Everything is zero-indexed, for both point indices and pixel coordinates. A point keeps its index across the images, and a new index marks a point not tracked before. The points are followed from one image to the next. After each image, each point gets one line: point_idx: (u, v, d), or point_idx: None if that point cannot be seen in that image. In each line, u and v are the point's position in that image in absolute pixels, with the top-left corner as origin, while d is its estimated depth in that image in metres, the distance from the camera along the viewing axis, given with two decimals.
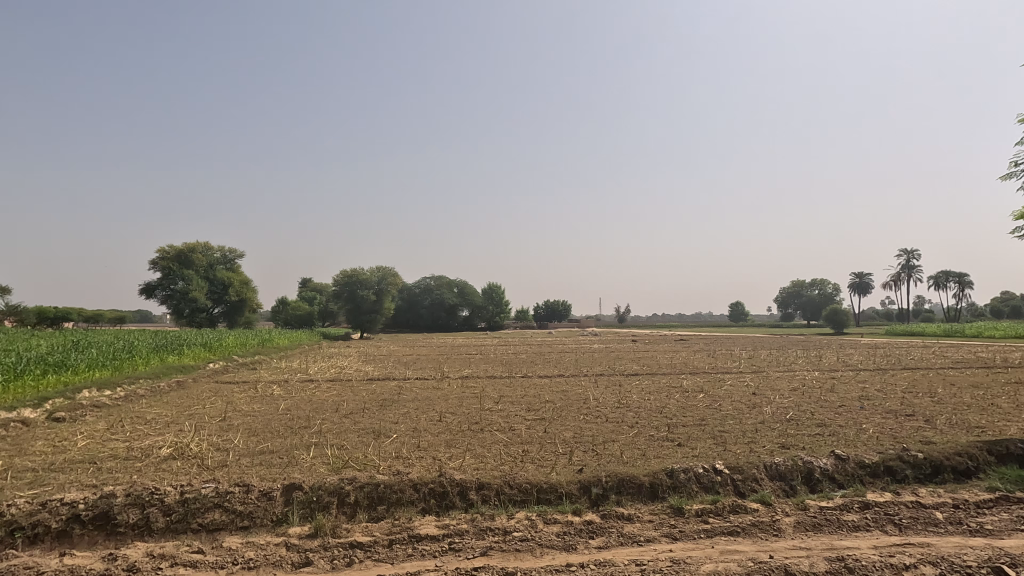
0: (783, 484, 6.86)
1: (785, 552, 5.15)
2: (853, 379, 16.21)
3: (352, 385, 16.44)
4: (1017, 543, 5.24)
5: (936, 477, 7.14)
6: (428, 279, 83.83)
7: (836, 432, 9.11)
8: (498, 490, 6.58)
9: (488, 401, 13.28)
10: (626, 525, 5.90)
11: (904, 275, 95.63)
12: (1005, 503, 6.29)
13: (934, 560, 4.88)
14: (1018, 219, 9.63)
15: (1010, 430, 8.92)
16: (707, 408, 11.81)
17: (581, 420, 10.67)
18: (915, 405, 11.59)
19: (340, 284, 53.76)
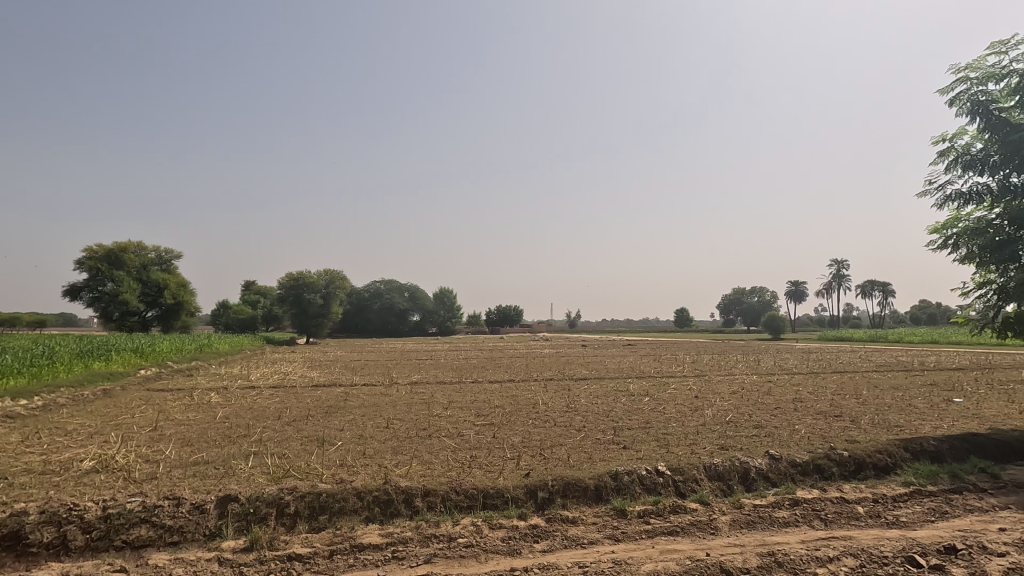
0: (720, 484, 7.13)
1: (720, 550, 5.34)
2: (788, 382, 17.10)
3: (295, 392, 15.91)
4: (929, 533, 5.65)
5: (860, 474, 7.60)
6: (378, 283, 82.47)
7: (771, 433, 9.56)
8: (444, 496, 6.53)
9: (437, 407, 13.17)
10: (571, 528, 5.99)
11: (836, 284, 101.80)
12: (918, 497, 6.78)
13: (855, 552, 5.19)
14: (933, 233, 10.40)
15: (925, 429, 9.61)
16: (652, 411, 12.16)
17: (530, 425, 10.74)
18: (843, 407, 12.33)
19: (284, 287, 51.74)
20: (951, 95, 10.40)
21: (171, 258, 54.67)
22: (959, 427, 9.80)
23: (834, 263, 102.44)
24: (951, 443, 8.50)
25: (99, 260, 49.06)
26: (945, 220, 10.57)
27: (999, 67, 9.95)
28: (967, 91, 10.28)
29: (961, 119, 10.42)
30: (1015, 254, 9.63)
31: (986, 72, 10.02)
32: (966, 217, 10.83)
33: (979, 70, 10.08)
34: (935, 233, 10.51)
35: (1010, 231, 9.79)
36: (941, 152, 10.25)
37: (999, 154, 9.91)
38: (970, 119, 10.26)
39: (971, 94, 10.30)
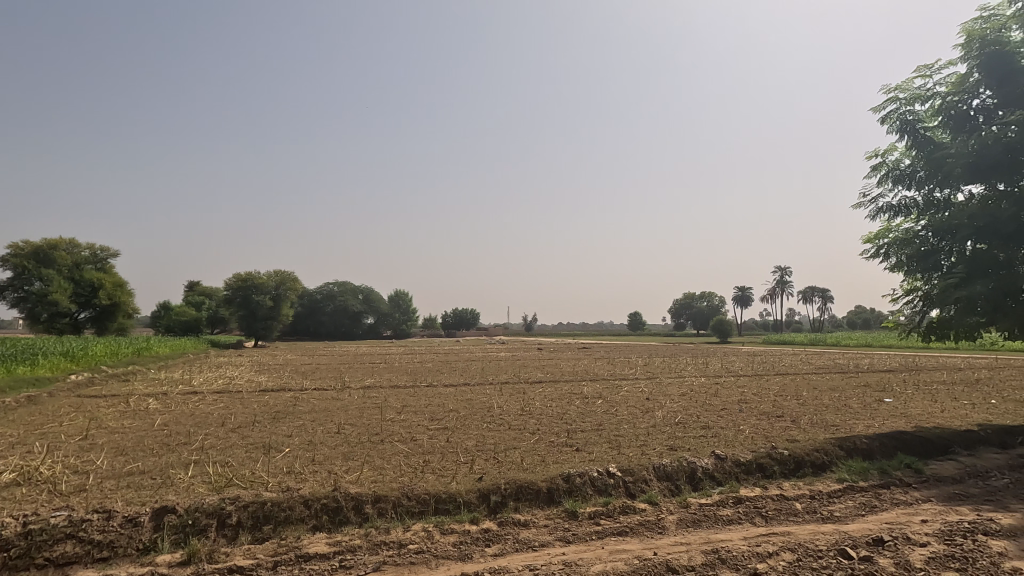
0: (669, 484, 7.31)
1: (667, 549, 5.48)
2: (734, 384, 17.77)
3: (241, 397, 15.30)
4: (859, 527, 5.98)
5: (799, 471, 7.96)
6: (331, 284, 80.52)
7: (717, 433, 9.89)
8: (396, 502, 6.43)
9: (391, 411, 12.96)
10: (522, 531, 6.01)
11: (780, 290, 106.31)
12: (850, 492, 7.16)
13: (793, 547, 5.43)
14: (867, 242, 11.04)
15: (858, 428, 10.18)
16: (605, 413, 12.36)
17: (484, 429, 10.73)
18: (784, 407, 12.91)
19: (232, 288, 49.69)
20: (883, 113, 11.08)
21: (107, 256, 51.66)
22: (889, 425, 10.42)
23: (778, 270, 106.79)
24: (881, 441, 9.03)
25: (26, 258, 45.83)
26: (878, 230, 11.25)
27: (924, 89, 10.69)
28: (896, 110, 10.98)
29: (891, 136, 11.12)
30: (938, 264, 10.34)
31: (913, 93, 10.73)
32: (894, 228, 11.57)
33: (907, 91, 10.78)
34: (868, 243, 11.17)
35: (933, 242, 10.52)
36: (874, 166, 10.90)
37: (923, 170, 10.63)
38: (899, 136, 10.95)
39: (900, 113, 11.01)
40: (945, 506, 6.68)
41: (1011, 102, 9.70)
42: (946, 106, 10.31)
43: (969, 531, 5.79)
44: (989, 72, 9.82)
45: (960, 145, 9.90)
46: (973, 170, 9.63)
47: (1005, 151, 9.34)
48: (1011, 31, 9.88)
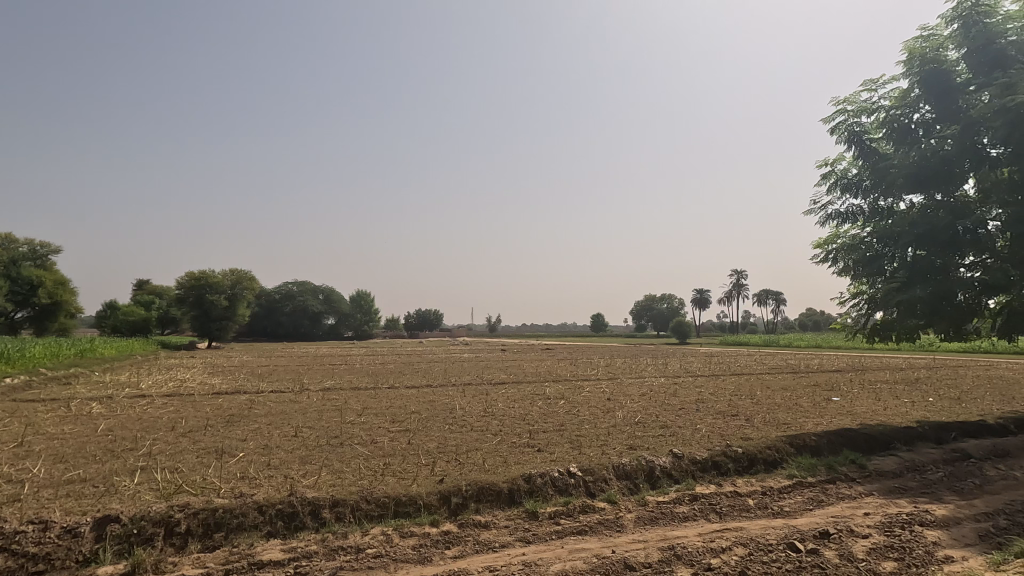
0: (628, 483, 7.44)
1: (625, 547, 5.57)
2: (692, 384, 18.25)
3: (193, 401, 14.75)
4: (807, 521, 6.22)
5: (751, 468, 8.23)
6: (290, 284, 78.53)
7: (675, 432, 10.12)
8: (354, 506, 6.31)
9: (350, 413, 12.73)
10: (483, 532, 6.00)
11: (737, 293, 109.73)
12: (799, 487, 7.45)
13: (745, 541, 5.61)
14: (816, 247, 11.53)
15: (807, 426, 10.60)
16: (567, 414, 12.47)
17: (446, 430, 10.66)
18: (739, 407, 13.32)
19: (184, 287, 47.73)
20: (832, 124, 11.57)
21: (47, 253, 48.98)
22: (835, 423, 10.89)
23: (734, 273, 110.04)
24: (828, 438, 9.43)
25: None
26: (827, 236, 11.75)
27: (870, 102, 11.22)
28: (844, 122, 11.49)
29: (839, 146, 11.63)
30: (881, 269, 10.86)
31: (859, 106, 11.25)
32: (842, 234, 12.10)
33: (854, 104, 11.29)
34: (818, 248, 11.64)
35: (877, 248, 11.04)
36: (824, 175, 11.37)
37: (869, 179, 11.16)
38: (847, 147, 11.46)
39: (848, 125, 11.52)
40: (886, 499, 7.03)
41: (948, 117, 10.29)
42: (890, 119, 10.85)
43: (906, 522, 6.12)
44: (929, 88, 10.39)
45: (902, 157, 10.43)
46: (914, 180, 10.16)
47: (942, 163, 9.90)
48: (948, 51, 10.50)
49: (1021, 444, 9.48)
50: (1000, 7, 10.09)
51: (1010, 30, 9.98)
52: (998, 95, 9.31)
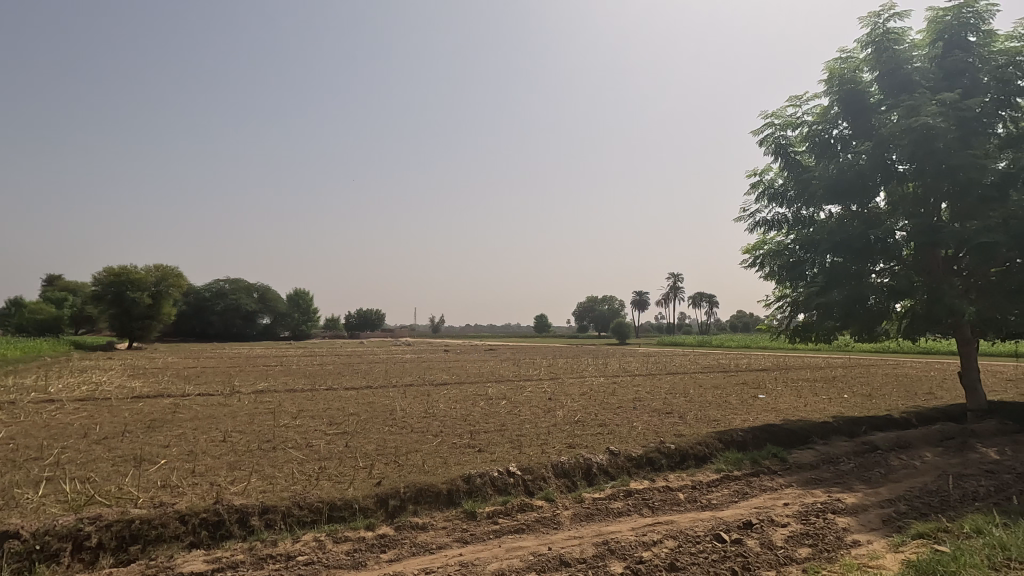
0: (566, 480, 7.57)
1: (561, 543, 5.66)
2: (629, 383, 18.81)
3: (109, 405, 13.75)
4: (732, 513, 6.55)
5: (683, 464, 8.58)
6: (221, 281, 74.75)
7: (613, 430, 10.39)
8: (285, 512, 6.08)
9: (285, 416, 12.25)
10: (420, 534, 5.94)
11: (674, 295, 114.02)
12: (726, 481, 7.83)
13: (675, 534, 5.83)
14: (745, 252, 12.19)
15: (735, 422, 11.15)
16: (508, 414, 12.53)
17: (385, 432, 10.48)
18: (673, 404, 13.85)
19: (101, 283, 44.32)
20: (761, 136, 12.24)
21: None
22: (761, 419, 11.51)
23: (671, 276, 114.12)
24: (754, 433, 9.95)
25: None
26: (755, 242, 12.44)
27: (795, 116, 11.94)
28: (772, 135, 12.18)
29: (767, 158, 12.32)
30: (803, 275, 11.59)
31: (785, 120, 11.96)
32: (769, 241, 12.81)
33: (781, 118, 11.99)
34: (747, 254, 12.28)
35: (799, 254, 11.76)
36: (753, 184, 12.01)
37: (793, 189, 11.88)
38: (774, 158, 12.15)
39: (775, 137, 12.21)
40: (803, 489, 7.51)
41: (862, 135, 11.13)
42: (812, 134, 11.60)
43: (821, 510, 6.56)
44: (846, 106, 11.19)
45: (823, 169, 11.16)
46: (832, 192, 10.91)
47: (857, 177, 10.69)
48: (863, 72, 11.35)
49: (920, 436, 10.37)
50: (906, 35, 11.02)
51: (915, 57, 10.93)
52: (904, 116, 10.17)
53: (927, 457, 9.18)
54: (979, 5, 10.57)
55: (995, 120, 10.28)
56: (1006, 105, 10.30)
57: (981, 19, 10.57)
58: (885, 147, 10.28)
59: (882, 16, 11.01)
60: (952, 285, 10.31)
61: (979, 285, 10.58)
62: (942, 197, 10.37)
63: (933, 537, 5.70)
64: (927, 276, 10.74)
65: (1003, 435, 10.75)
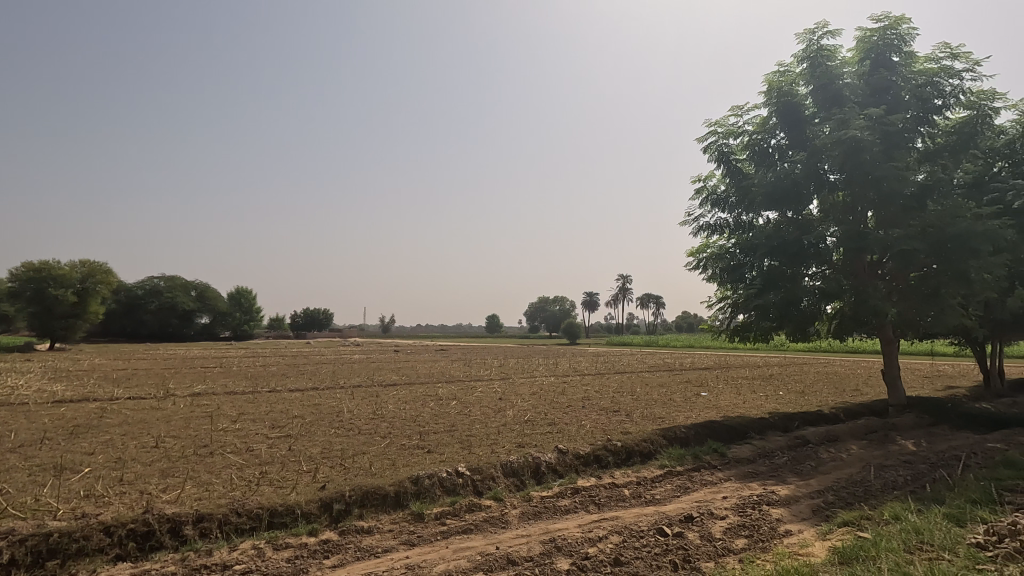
0: (515, 480, 7.61)
1: (508, 542, 5.69)
2: (579, 382, 19.11)
3: (26, 410, 12.76)
4: (675, 507, 6.77)
5: (629, 461, 8.79)
6: (156, 278, 70.81)
7: (562, 429, 10.51)
8: (222, 520, 5.82)
9: (223, 420, 11.71)
10: (365, 538, 5.82)
11: (623, 296, 116.54)
12: (669, 476, 8.09)
13: (619, 530, 5.97)
14: (690, 255, 12.66)
15: (679, 420, 11.51)
16: (458, 414, 12.45)
17: (331, 434, 10.20)
18: (621, 403, 14.16)
19: (18, 279, 41.12)
20: (705, 144, 12.71)
21: None
22: (703, 416, 11.93)
23: (619, 277, 116.63)
24: (697, 429, 10.30)
25: None
26: (698, 245, 12.93)
27: (737, 126, 12.46)
28: (715, 142, 12.66)
29: (710, 164, 12.79)
30: (742, 277, 12.10)
31: (728, 129, 12.45)
32: (711, 244, 13.30)
33: (723, 126, 12.48)
34: (690, 256, 12.71)
35: (739, 258, 12.23)
36: (697, 190, 12.44)
37: (734, 196, 12.39)
38: (717, 165, 12.64)
39: (718, 145, 12.70)
40: (741, 483, 7.84)
41: (797, 145, 11.73)
42: (752, 143, 12.13)
43: (756, 502, 6.86)
44: (783, 117, 11.78)
45: (761, 177, 11.70)
46: (770, 198, 11.46)
47: (792, 185, 11.27)
48: (799, 86, 11.97)
49: (847, 430, 11.02)
50: (838, 53, 11.70)
51: (846, 73, 11.62)
52: (835, 129, 10.79)
53: (853, 450, 9.77)
54: (902, 28, 11.35)
55: (915, 135, 11.06)
56: (925, 122, 11.10)
57: (903, 40, 11.34)
58: (817, 157, 10.88)
59: (816, 33, 11.63)
60: (876, 288, 11.02)
61: (900, 289, 11.36)
62: (868, 206, 11.08)
63: (856, 524, 6.08)
64: (855, 280, 11.42)
65: (919, 428, 11.58)
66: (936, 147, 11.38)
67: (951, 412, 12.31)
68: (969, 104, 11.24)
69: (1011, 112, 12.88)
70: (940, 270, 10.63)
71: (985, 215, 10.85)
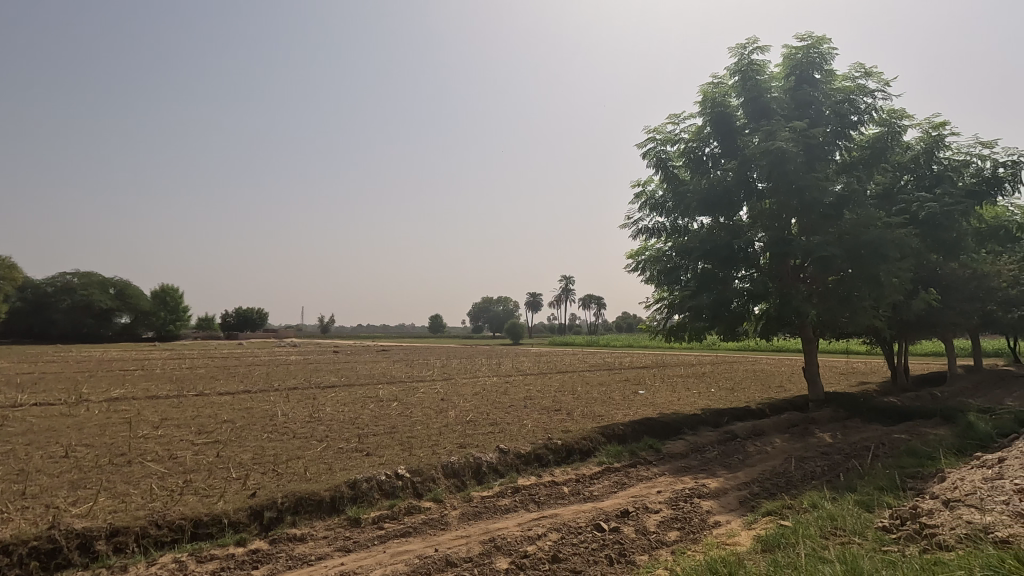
0: (455, 480, 7.57)
1: (448, 544, 5.64)
2: (521, 382, 19.26)
3: None
4: (611, 502, 6.94)
5: (568, 458, 8.94)
6: (69, 275, 65.47)
7: (504, 429, 10.54)
8: (139, 533, 5.46)
9: (144, 426, 10.99)
10: (298, 546, 5.61)
11: (566, 296, 118.23)
12: (606, 472, 8.29)
13: (558, 527, 6.05)
14: (630, 256, 13.08)
15: (617, 417, 11.82)
16: (399, 416, 12.25)
17: (264, 439, 9.78)
18: (562, 402, 14.38)
19: None
20: (645, 149, 13.11)
21: None
22: (640, 414, 12.30)
23: (562, 278, 118.23)
24: (634, 426, 10.61)
25: None
26: (638, 248, 13.36)
27: (674, 133, 12.92)
28: (654, 148, 13.08)
29: (649, 170, 13.21)
30: (678, 279, 12.57)
31: (665, 136, 12.90)
32: (650, 247, 13.74)
33: (662, 133, 12.92)
34: (630, 258, 13.07)
35: (675, 261, 12.67)
36: (636, 194, 12.81)
37: (671, 201, 12.86)
38: (655, 170, 13.07)
39: (657, 151, 13.13)
40: (675, 477, 8.14)
41: (729, 154, 12.30)
42: (688, 150, 12.61)
43: (688, 496, 7.15)
44: (717, 127, 12.33)
45: (697, 184, 12.19)
46: (704, 204, 11.97)
47: (724, 191, 11.81)
48: (731, 98, 12.56)
49: (771, 424, 11.68)
50: (767, 68, 12.36)
51: (773, 87, 12.30)
52: (763, 139, 11.41)
53: (777, 443, 10.35)
54: (824, 48, 12.14)
55: (834, 148, 11.86)
56: (843, 137, 11.91)
57: (825, 59, 12.14)
58: (748, 166, 11.45)
59: (747, 49, 12.26)
60: (799, 291, 11.72)
61: (819, 291, 12.14)
62: (792, 213, 11.77)
63: (778, 513, 6.45)
64: (780, 283, 12.09)
65: (835, 421, 12.44)
66: (852, 160, 12.25)
67: (863, 406, 13.28)
68: (881, 121, 12.16)
69: (916, 130, 14.06)
70: (855, 274, 11.44)
71: (894, 223, 11.78)
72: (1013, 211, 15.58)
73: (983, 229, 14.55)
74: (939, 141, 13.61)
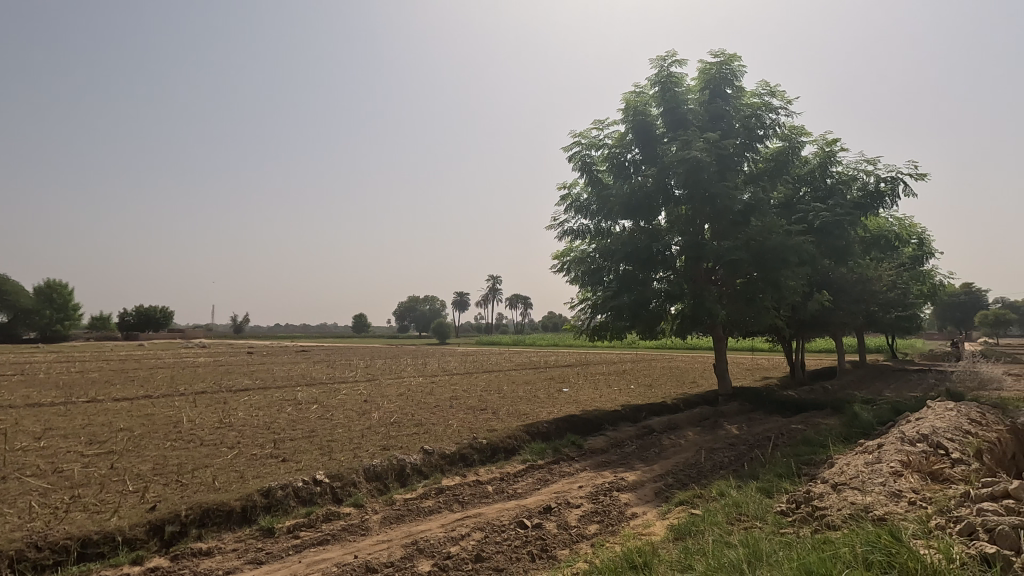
0: (378, 484, 7.38)
1: (368, 550, 5.49)
2: (447, 382, 19.14)
3: None
4: (534, 499, 7.05)
5: (493, 457, 8.97)
6: None
7: (428, 429, 10.41)
8: (14, 558, 4.88)
9: (23, 438, 9.86)
10: (204, 561, 5.26)
11: (493, 296, 118.75)
12: (530, 470, 8.41)
13: (481, 526, 6.06)
14: (557, 257, 13.44)
15: (542, 415, 12.01)
16: (318, 419, 11.78)
17: (167, 448, 9.07)
18: (488, 401, 14.41)
19: None
20: (570, 153, 13.44)
21: None
22: (563, 411, 12.57)
23: (489, 278, 118.58)
24: (558, 424, 10.83)
25: None
26: (564, 249, 13.71)
27: (598, 138, 13.32)
28: (580, 152, 13.44)
29: (575, 173, 13.57)
30: (601, 280, 12.99)
31: (590, 141, 13.29)
32: (574, 248, 14.09)
33: (587, 138, 13.30)
34: (556, 259, 13.37)
35: (598, 262, 13.08)
36: (563, 196, 13.11)
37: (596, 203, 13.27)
38: (581, 174, 13.44)
39: (582, 155, 13.50)
40: (596, 472, 8.41)
41: (649, 161, 12.86)
42: (611, 155, 13.05)
43: (608, 490, 7.39)
44: (638, 134, 12.85)
45: (619, 188, 12.65)
46: (625, 208, 12.45)
47: (644, 196, 12.34)
48: (651, 107, 13.14)
49: (685, 418, 12.33)
50: (683, 80, 13.03)
51: (689, 99, 12.99)
52: (680, 149, 12.03)
53: (690, 436, 10.94)
54: (734, 65, 12.97)
55: (742, 159, 12.70)
56: (750, 149, 12.78)
57: (734, 75, 12.97)
58: (666, 174, 12.03)
59: (667, 61, 12.87)
60: (711, 292, 12.44)
61: (729, 292, 12.96)
62: (705, 219, 12.49)
63: (690, 502, 6.82)
64: (694, 284, 12.78)
65: (742, 414, 13.34)
66: (757, 171, 13.17)
67: (766, 400, 14.32)
68: (783, 137, 13.16)
69: (812, 146, 15.36)
70: (759, 277, 12.31)
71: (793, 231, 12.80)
72: (892, 222, 17.40)
73: (868, 237, 16.12)
74: (832, 157, 14.95)
